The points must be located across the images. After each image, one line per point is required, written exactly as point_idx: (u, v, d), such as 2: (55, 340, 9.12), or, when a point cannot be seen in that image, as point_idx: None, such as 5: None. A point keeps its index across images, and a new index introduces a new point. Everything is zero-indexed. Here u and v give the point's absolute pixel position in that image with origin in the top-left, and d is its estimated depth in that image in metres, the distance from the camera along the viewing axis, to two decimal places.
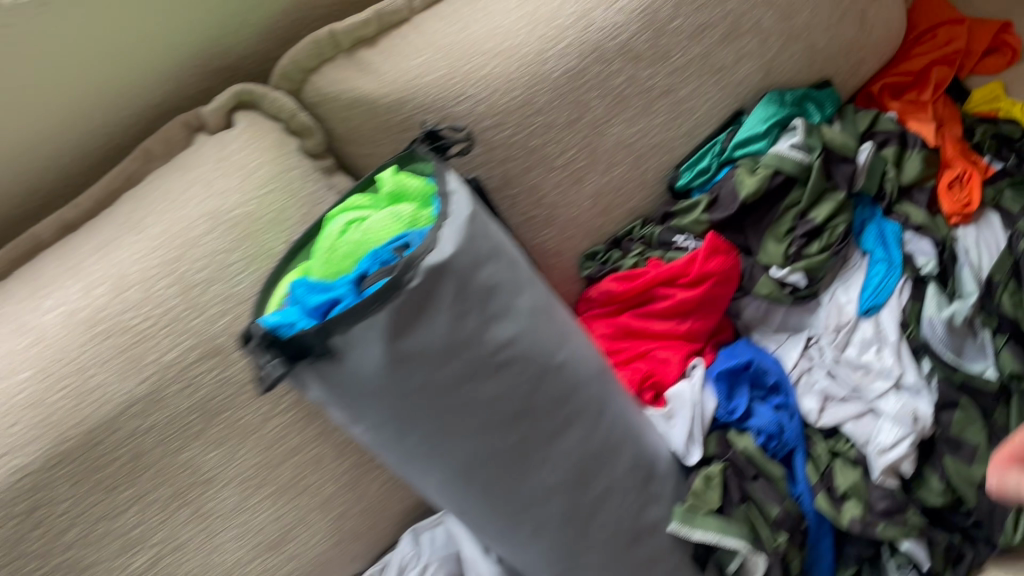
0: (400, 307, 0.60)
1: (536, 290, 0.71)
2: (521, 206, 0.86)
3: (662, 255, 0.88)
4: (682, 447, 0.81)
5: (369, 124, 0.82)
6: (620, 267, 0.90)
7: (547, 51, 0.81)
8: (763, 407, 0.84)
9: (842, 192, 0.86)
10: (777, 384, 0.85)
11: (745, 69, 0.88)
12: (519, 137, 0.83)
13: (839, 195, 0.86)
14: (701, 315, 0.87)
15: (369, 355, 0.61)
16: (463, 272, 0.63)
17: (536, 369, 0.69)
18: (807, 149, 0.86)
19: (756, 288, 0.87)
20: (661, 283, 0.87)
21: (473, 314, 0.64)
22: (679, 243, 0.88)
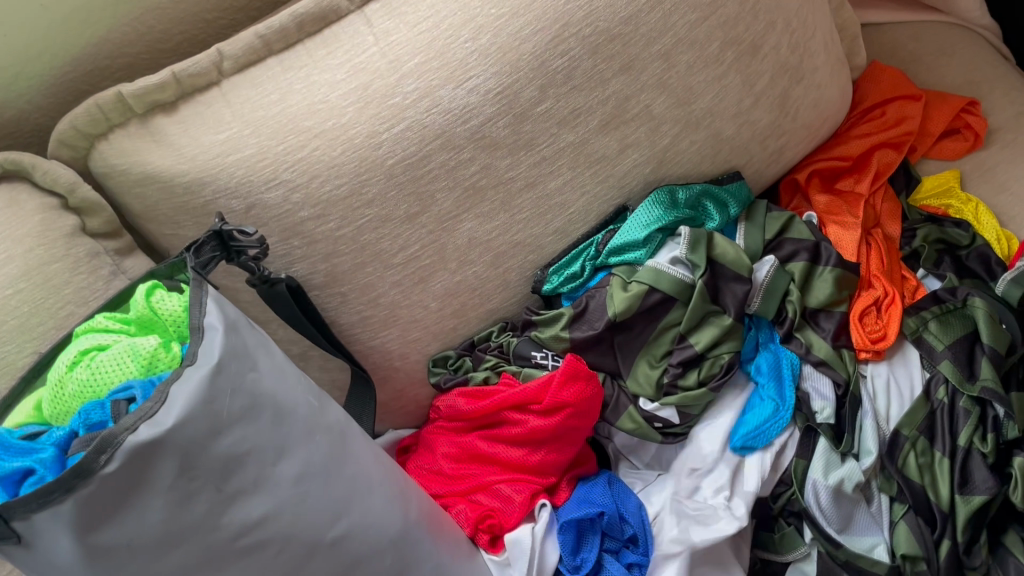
0: (89, 499, 0.48)
1: (316, 446, 0.59)
2: (352, 305, 0.73)
3: (517, 372, 0.76)
4: None
5: (167, 205, 0.69)
6: (470, 380, 0.77)
7: (380, 134, 0.67)
8: (615, 564, 0.70)
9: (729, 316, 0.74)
10: (635, 536, 0.72)
11: (630, 160, 0.74)
12: (345, 231, 0.70)
13: (724, 319, 0.73)
14: (557, 447, 0.74)
15: (58, 549, 0.49)
16: (191, 446, 0.51)
17: (303, 544, 0.56)
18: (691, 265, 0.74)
19: (620, 420, 0.75)
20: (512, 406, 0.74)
21: (204, 494, 0.52)
22: (538, 359, 0.76)
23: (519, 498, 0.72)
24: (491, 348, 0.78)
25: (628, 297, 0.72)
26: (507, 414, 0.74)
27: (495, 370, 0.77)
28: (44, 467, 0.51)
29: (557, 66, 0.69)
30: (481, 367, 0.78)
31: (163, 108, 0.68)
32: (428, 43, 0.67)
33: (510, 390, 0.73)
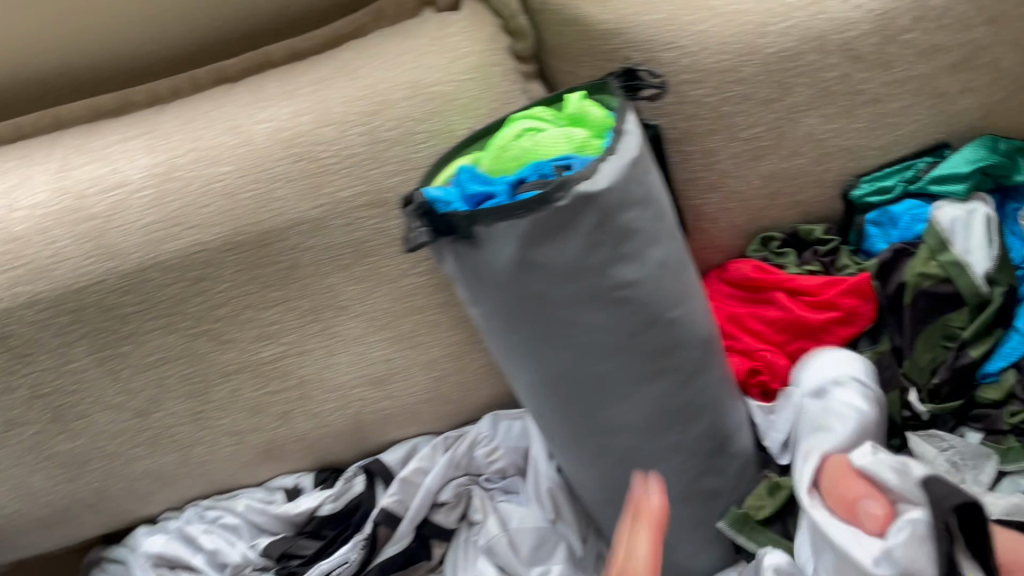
0: (541, 220, 0.65)
1: (674, 245, 0.74)
2: (692, 163, 0.87)
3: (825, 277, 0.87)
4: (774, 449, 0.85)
5: (578, 44, 0.85)
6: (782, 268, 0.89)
7: (768, 26, 0.81)
8: None
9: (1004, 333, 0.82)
10: None
11: (966, 103, 0.85)
12: (714, 99, 0.84)
13: (999, 334, 0.81)
14: (815, 341, 0.86)
15: (502, 252, 0.68)
16: (610, 208, 0.67)
17: (647, 315, 0.72)
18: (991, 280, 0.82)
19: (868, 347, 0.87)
20: (789, 291, 0.87)
21: (604, 249, 0.68)
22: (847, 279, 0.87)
23: (781, 369, 0.86)
24: (819, 255, 0.89)
25: (928, 272, 0.82)
26: (780, 295, 0.87)
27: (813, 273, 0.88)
28: (502, 194, 0.69)
29: (935, 4, 0.81)
30: (803, 266, 0.89)
31: None
32: None
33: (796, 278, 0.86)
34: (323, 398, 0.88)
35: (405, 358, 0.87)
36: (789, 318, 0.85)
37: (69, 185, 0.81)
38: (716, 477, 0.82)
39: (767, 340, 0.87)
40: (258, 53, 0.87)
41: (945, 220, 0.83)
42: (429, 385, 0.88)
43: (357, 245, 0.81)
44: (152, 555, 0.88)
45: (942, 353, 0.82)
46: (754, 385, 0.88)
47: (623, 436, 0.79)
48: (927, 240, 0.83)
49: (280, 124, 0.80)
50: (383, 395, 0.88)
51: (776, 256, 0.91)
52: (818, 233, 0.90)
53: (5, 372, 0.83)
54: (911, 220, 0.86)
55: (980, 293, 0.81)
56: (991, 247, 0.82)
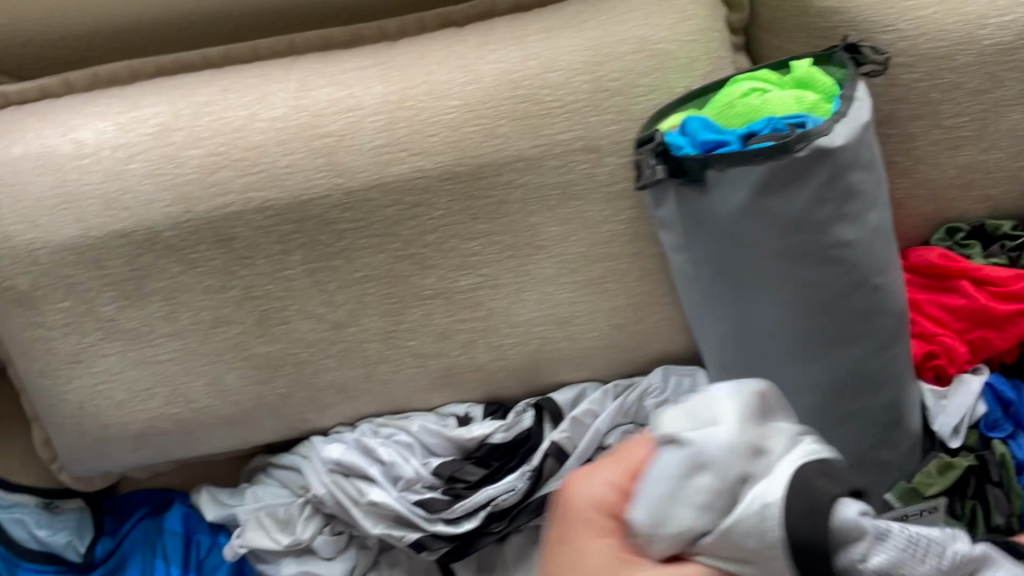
0: (780, 168, 0.68)
1: (885, 213, 0.76)
2: (890, 147, 0.89)
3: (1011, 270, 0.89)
4: (944, 430, 0.87)
5: (794, 21, 0.88)
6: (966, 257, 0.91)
7: (989, 18, 0.84)
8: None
9: None
10: None
11: None
12: (923, 84, 0.86)
13: None
14: (996, 331, 0.87)
15: (732, 196, 0.71)
16: (842, 166, 0.70)
17: (853, 279, 0.75)
18: None
19: None
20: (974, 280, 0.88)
21: (829, 206, 0.71)
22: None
23: (959, 354, 0.88)
24: (1005, 249, 0.91)
25: None
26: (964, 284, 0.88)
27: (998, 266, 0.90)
28: (732, 139, 0.72)
29: None
30: (989, 258, 0.91)
31: None
32: None
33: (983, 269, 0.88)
34: (507, 333, 0.92)
35: (590, 303, 0.90)
36: (973, 307, 0.87)
37: (307, 104, 0.87)
38: (891, 451, 0.83)
39: (945, 326, 0.89)
40: (483, 3, 0.93)
41: None
42: (608, 333, 0.92)
43: (566, 188, 0.85)
44: (332, 461, 0.94)
45: None
46: (927, 368, 0.90)
47: (807, 398, 0.81)
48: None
49: (508, 65, 0.85)
50: (563, 336, 0.92)
51: (961, 248, 0.92)
52: (1007, 228, 0.91)
53: (224, 272, 0.90)
54: None
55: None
56: None
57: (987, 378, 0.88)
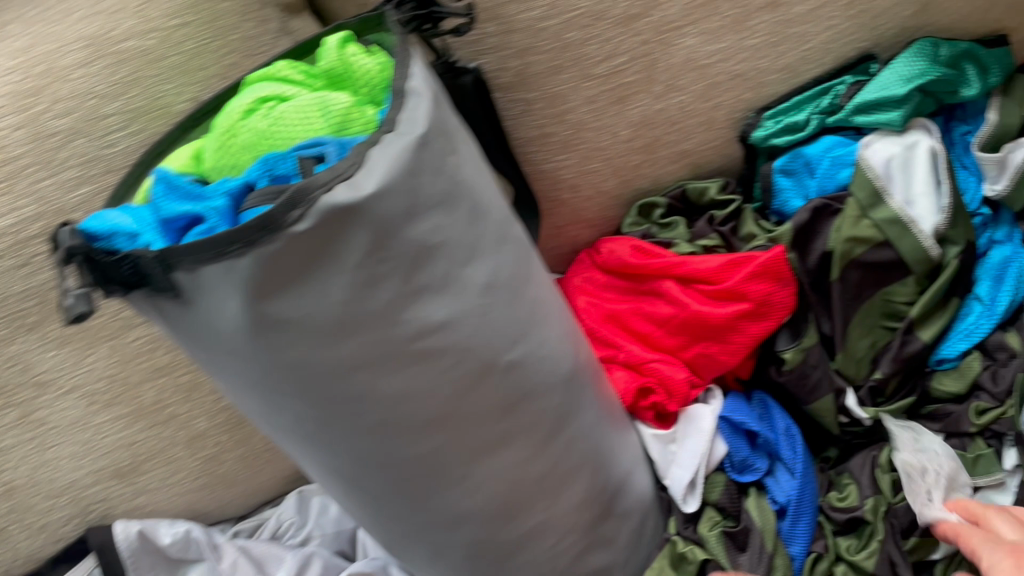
0: (273, 256, 0.40)
1: (505, 256, 0.50)
2: (535, 116, 0.64)
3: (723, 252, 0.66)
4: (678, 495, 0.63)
5: None
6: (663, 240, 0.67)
7: None
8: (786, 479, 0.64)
9: (955, 263, 0.62)
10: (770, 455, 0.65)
11: None
12: (552, 22, 0.59)
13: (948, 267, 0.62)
14: (715, 345, 0.64)
15: (227, 308, 0.42)
16: (387, 221, 0.43)
17: (474, 367, 0.49)
18: (942, 240, 0.62)
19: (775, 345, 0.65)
20: (679, 277, 0.65)
21: (391, 282, 0.44)
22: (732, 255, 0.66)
23: (678, 386, 0.65)
24: (711, 224, 0.67)
25: (864, 236, 0.61)
26: (666, 285, 0.65)
27: (708, 250, 0.66)
28: (216, 217, 0.43)
29: None
30: (695, 242, 0.67)
31: None
32: None
33: (685, 259, 0.65)
34: (49, 507, 0.61)
35: (157, 439, 0.61)
36: (671, 318, 0.65)
37: None
38: (605, 551, 0.62)
39: (634, 380, 0.66)
40: None
41: (875, 164, 0.61)
42: (199, 468, 0.63)
43: (46, 297, 0.54)
44: None
45: (882, 336, 0.64)
46: (646, 409, 0.66)
47: (465, 527, 0.55)
48: (854, 193, 0.62)
49: None
50: (132, 491, 0.62)
51: (662, 228, 0.69)
52: (711, 194, 0.67)
53: None
54: (832, 164, 0.63)
55: (927, 257, 0.61)
56: (943, 198, 0.61)
57: (721, 408, 0.65)
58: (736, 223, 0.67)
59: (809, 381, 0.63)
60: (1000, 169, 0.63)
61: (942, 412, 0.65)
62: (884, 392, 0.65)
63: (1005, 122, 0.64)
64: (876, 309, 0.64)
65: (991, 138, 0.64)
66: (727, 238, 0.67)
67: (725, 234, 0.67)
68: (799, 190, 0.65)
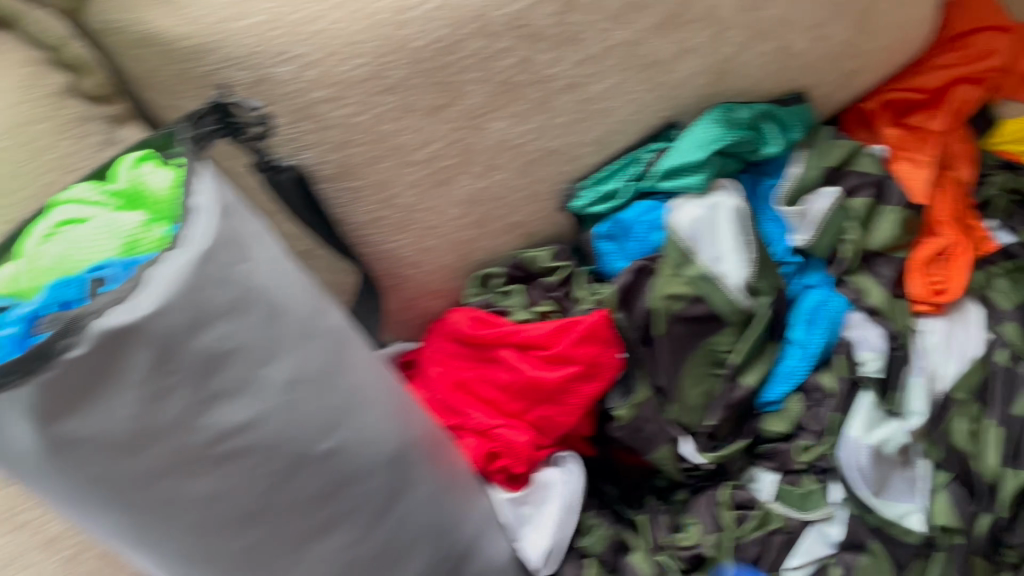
0: (50, 384, 0.43)
1: (311, 350, 0.53)
2: (364, 203, 0.67)
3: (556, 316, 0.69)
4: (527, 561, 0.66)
5: (166, 70, 0.62)
6: (502, 309, 0.71)
7: (408, 11, 0.60)
8: None
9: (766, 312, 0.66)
10: None
11: (726, 48, 0.66)
12: (363, 118, 0.63)
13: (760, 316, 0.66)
14: (553, 408, 0.67)
15: (16, 435, 0.44)
16: (169, 338, 0.46)
17: (284, 460, 0.51)
18: (752, 291, 0.66)
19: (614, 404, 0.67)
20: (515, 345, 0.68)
21: (181, 392, 0.47)
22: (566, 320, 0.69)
23: (523, 448, 0.67)
24: (546, 291, 0.71)
25: (680, 293, 0.64)
26: (504, 353, 0.68)
27: (542, 316, 0.70)
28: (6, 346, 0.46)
29: None
30: (531, 308, 0.70)
31: None
32: None
33: (520, 327, 0.68)
34: None
35: (14, 545, 0.62)
36: (510, 384, 0.67)
37: None
38: None
39: (482, 442, 0.67)
40: None
41: (683, 226, 0.65)
42: None
43: None
44: None
45: (714, 384, 0.67)
46: (496, 473, 0.68)
47: None
48: (667, 254, 0.65)
49: None
50: None
51: (501, 296, 0.72)
52: (543, 261, 0.71)
53: None
54: (647, 229, 0.67)
55: (740, 309, 0.65)
56: (748, 253, 0.66)
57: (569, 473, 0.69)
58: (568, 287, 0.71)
59: (644, 434, 0.65)
60: (802, 221, 0.69)
61: (773, 451, 0.68)
62: (718, 435, 0.67)
63: (806, 176, 0.70)
64: (700, 357, 0.66)
65: (794, 191, 0.70)
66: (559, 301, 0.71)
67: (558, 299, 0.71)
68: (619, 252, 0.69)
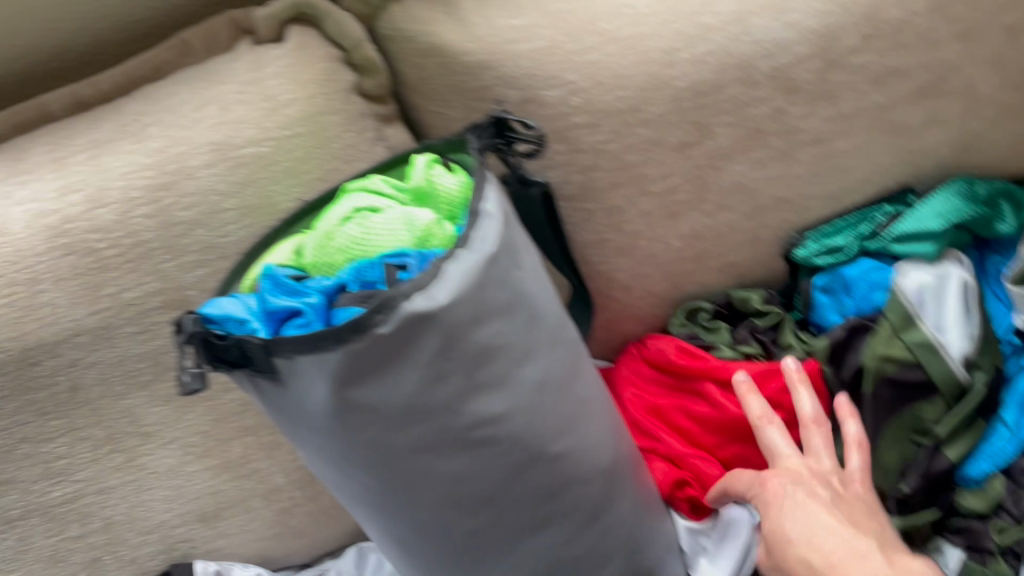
0: (357, 353, 0.48)
1: (557, 357, 0.57)
2: (595, 224, 0.70)
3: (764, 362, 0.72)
4: None
5: (442, 79, 0.67)
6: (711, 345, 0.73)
7: (678, 53, 0.63)
8: None
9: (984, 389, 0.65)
10: None
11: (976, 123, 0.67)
12: (614, 146, 0.66)
13: (977, 393, 0.65)
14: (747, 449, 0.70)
15: (314, 392, 0.50)
16: (456, 328, 0.50)
17: (521, 456, 0.55)
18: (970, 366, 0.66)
19: None
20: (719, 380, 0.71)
21: (454, 378, 0.51)
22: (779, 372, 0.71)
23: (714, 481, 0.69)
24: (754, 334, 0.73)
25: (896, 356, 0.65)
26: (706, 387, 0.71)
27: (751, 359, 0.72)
28: (313, 313, 0.51)
29: (889, 19, 0.62)
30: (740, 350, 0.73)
31: None
32: None
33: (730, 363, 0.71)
34: (140, 542, 0.69)
35: (238, 489, 0.68)
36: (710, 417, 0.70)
37: None
38: None
39: (671, 470, 0.70)
40: (30, 104, 0.66)
41: (909, 290, 0.66)
42: (271, 518, 0.70)
43: (158, 359, 0.63)
44: None
45: (912, 451, 0.66)
46: (681, 500, 0.70)
47: None
48: (888, 315, 0.67)
49: (43, 206, 0.59)
50: (214, 534, 0.70)
51: (709, 330, 0.75)
52: (755, 304, 0.73)
53: None
54: (868, 288, 0.69)
55: (955, 381, 0.65)
56: (971, 328, 0.66)
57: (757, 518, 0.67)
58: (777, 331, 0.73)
59: None
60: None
61: (964, 528, 0.66)
62: (909, 502, 0.65)
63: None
64: (907, 423, 0.66)
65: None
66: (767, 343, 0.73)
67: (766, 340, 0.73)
68: (839, 308, 0.70)
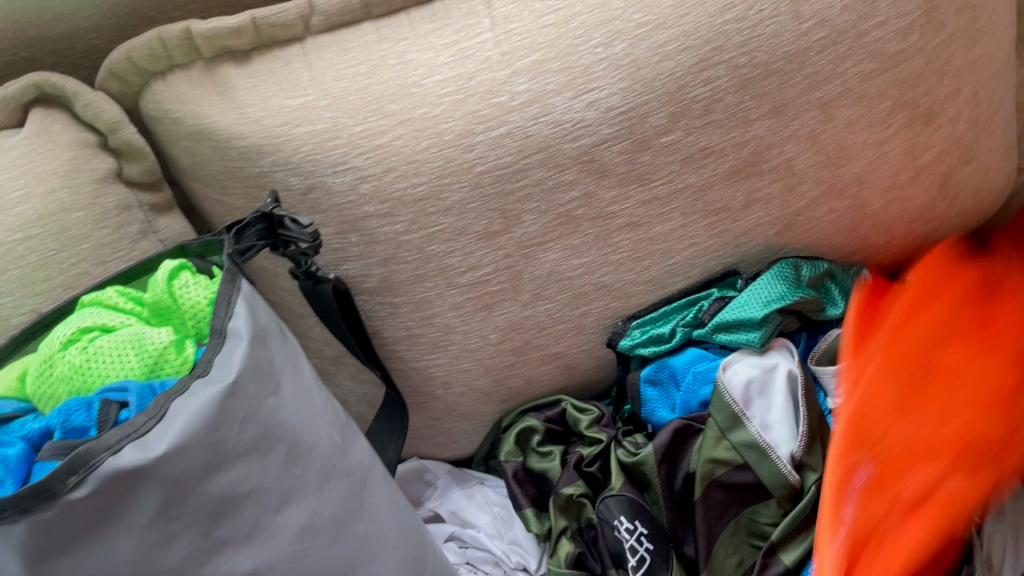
0: (45, 526, 0.39)
1: (329, 495, 0.49)
2: (402, 318, 0.64)
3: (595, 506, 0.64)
4: None
5: (217, 165, 0.59)
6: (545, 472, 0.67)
7: (474, 135, 0.57)
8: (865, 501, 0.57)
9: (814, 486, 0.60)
10: None
11: (798, 201, 0.63)
12: (414, 237, 0.60)
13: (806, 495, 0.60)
14: None
15: None
16: (181, 481, 0.42)
17: None
18: (801, 466, 0.60)
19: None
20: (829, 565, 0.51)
21: (186, 540, 0.43)
22: (617, 524, 0.62)
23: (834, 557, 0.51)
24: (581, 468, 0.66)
25: (720, 461, 0.61)
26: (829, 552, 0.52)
27: (577, 499, 0.65)
28: (5, 470, 0.41)
29: (697, 95, 0.57)
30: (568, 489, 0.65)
31: (234, 56, 0.58)
32: (552, 40, 0.56)
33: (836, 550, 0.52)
34: None
35: None
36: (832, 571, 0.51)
37: None
38: None
39: None
40: None
41: (734, 387, 0.61)
42: None
43: None
44: None
45: (749, 556, 0.61)
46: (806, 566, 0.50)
47: None
48: (714, 414, 0.62)
49: None
50: None
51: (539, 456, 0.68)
52: (583, 425, 0.67)
53: None
54: (694, 380, 0.64)
55: (787, 484, 0.59)
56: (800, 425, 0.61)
57: None
58: (605, 462, 0.66)
59: None
60: (839, 380, 0.63)
61: None
62: None
63: None
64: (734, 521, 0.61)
65: (829, 352, 0.65)
66: (595, 479, 0.66)
67: (593, 475, 0.66)
68: (669, 405, 0.66)
